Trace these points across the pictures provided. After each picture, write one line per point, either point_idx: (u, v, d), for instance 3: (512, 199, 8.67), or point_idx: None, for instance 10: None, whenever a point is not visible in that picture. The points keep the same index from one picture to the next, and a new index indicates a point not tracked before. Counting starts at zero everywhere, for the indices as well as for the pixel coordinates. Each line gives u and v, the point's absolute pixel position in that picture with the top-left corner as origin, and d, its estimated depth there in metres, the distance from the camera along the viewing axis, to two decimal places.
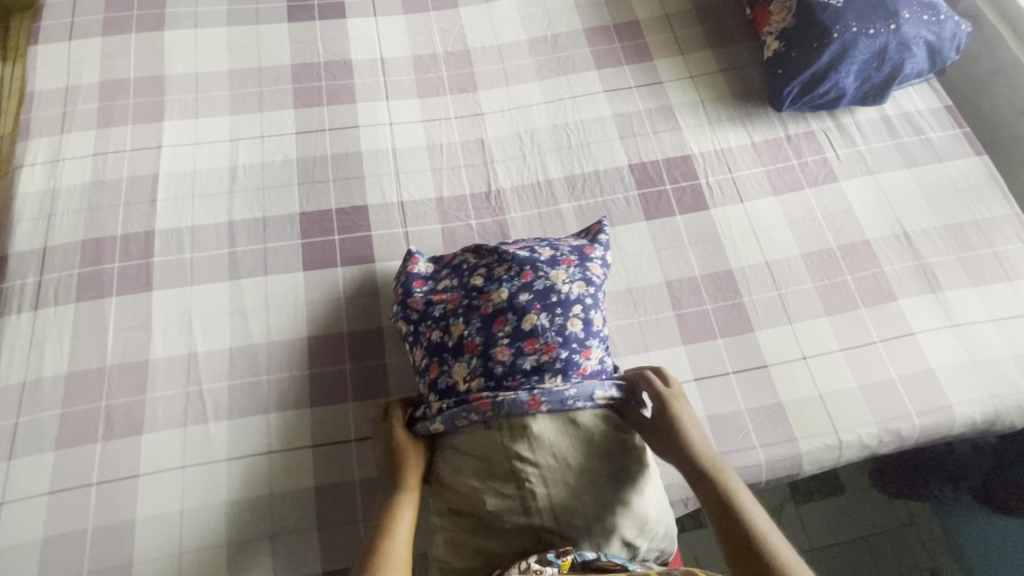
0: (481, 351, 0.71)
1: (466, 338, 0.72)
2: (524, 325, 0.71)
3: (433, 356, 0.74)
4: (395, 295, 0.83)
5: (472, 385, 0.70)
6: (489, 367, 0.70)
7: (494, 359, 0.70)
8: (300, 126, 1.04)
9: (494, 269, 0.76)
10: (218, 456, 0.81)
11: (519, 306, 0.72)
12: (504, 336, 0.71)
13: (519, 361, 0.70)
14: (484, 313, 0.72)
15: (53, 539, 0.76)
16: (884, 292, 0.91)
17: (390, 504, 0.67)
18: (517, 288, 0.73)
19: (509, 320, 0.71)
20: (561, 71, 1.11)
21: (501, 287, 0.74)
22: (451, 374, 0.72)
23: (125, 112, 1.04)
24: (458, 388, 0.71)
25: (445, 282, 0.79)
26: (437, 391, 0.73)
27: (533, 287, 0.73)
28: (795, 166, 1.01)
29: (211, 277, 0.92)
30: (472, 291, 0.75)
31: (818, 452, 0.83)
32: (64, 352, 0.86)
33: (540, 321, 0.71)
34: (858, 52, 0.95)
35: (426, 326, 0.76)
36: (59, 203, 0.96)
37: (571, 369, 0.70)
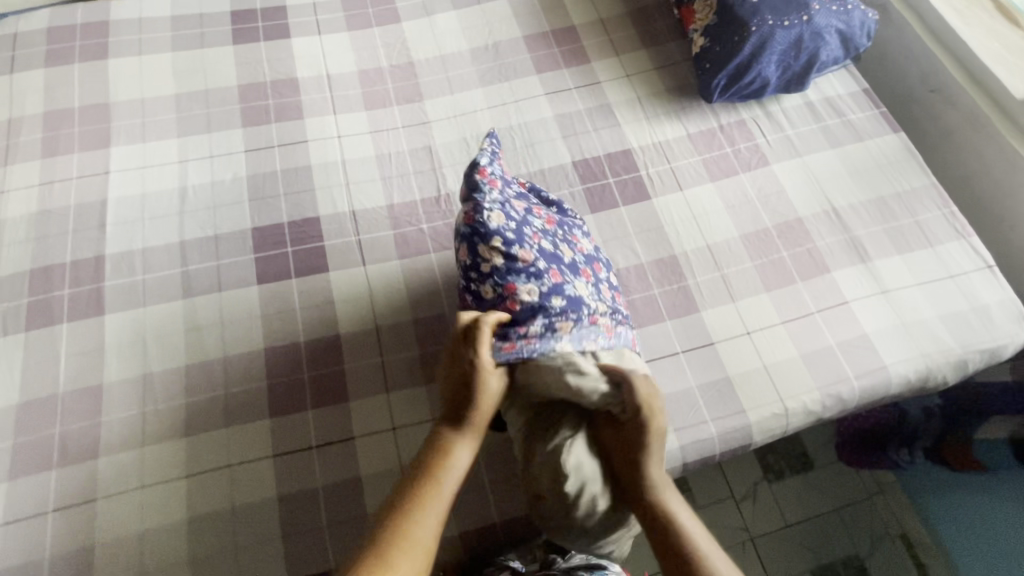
0: (586, 278, 0.80)
1: (578, 262, 0.81)
2: (609, 278, 0.86)
3: (551, 261, 0.77)
4: (467, 198, 0.78)
5: (581, 304, 0.76)
6: (595, 296, 0.79)
7: (588, 287, 0.79)
8: (249, 144, 1.06)
9: (567, 219, 0.87)
10: (178, 474, 0.81)
11: (598, 260, 0.86)
12: (597, 275, 0.83)
13: (615, 303, 0.83)
14: (577, 247, 0.83)
15: (9, 571, 0.75)
16: (817, 265, 0.96)
17: (446, 448, 0.70)
18: (592, 246, 0.88)
19: (599, 269, 0.84)
20: (503, 77, 1.15)
21: (582, 238, 0.86)
22: (565, 285, 0.76)
23: (71, 141, 1.04)
24: (574, 304, 0.75)
25: (530, 202, 0.84)
26: (549, 303, 0.74)
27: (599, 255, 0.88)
28: (728, 153, 1.06)
29: (164, 297, 0.92)
30: (562, 227, 0.84)
31: (766, 421, 0.87)
32: (15, 381, 0.85)
33: (609, 277, 0.86)
34: (776, 43, 1.01)
35: (531, 230, 0.77)
36: (5, 235, 0.96)
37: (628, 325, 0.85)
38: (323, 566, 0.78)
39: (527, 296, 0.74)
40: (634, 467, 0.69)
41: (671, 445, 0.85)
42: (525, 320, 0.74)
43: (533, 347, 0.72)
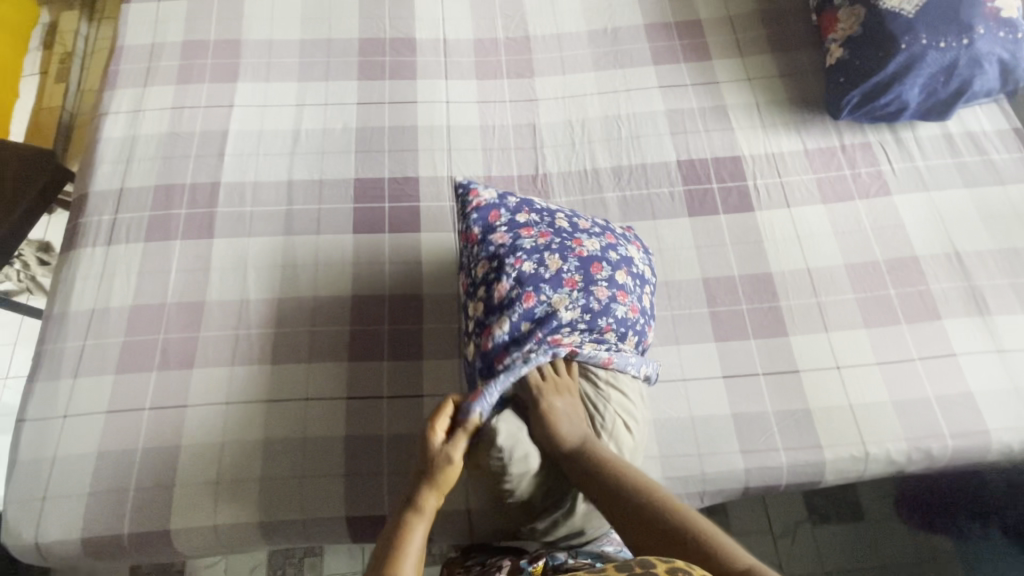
0: (577, 292, 0.77)
1: (566, 272, 0.77)
2: (619, 280, 0.79)
3: (527, 283, 0.76)
4: (466, 228, 0.81)
5: (558, 326, 0.76)
6: (585, 312, 0.76)
7: (573, 302, 0.76)
8: (362, 97, 1.09)
9: (576, 224, 0.83)
10: (260, 397, 0.86)
11: (614, 264, 0.80)
12: (599, 284, 0.78)
13: (612, 308, 0.77)
14: (575, 254, 0.79)
15: (105, 454, 0.82)
16: (928, 310, 0.89)
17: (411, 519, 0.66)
18: (607, 244, 0.82)
19: (608, 273, 0.79)
20: (618, 64, 1.12)
21: (595, 241, 0.81)
22: (542, 307, 0.76)
23: (203, 71, 1.10)
24: (552, 328, 0.75)
25: (529, 215, 0.82)
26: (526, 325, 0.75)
27: (619, 256, 0.82)
28: (847, 176, 1.00)
29: (268, 231, 0.98)
30: (563, 232, 0.81)
31: (842, 462, 0.83)
32: (131, 285, 0.93)
33: (626, 278, 0.80)
34: (925, 65, 0.93)
35: (515, 255, 0.77)
36: (137, 150, 1.03)
37: (638, 334, 0.80)
38: (378, 509, 0.82)
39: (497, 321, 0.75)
40: (574, 451, 0.72)
41: (736, 466, 0.83)
42: (495, 340, 0.75)
43: (500, 367, 0.74)
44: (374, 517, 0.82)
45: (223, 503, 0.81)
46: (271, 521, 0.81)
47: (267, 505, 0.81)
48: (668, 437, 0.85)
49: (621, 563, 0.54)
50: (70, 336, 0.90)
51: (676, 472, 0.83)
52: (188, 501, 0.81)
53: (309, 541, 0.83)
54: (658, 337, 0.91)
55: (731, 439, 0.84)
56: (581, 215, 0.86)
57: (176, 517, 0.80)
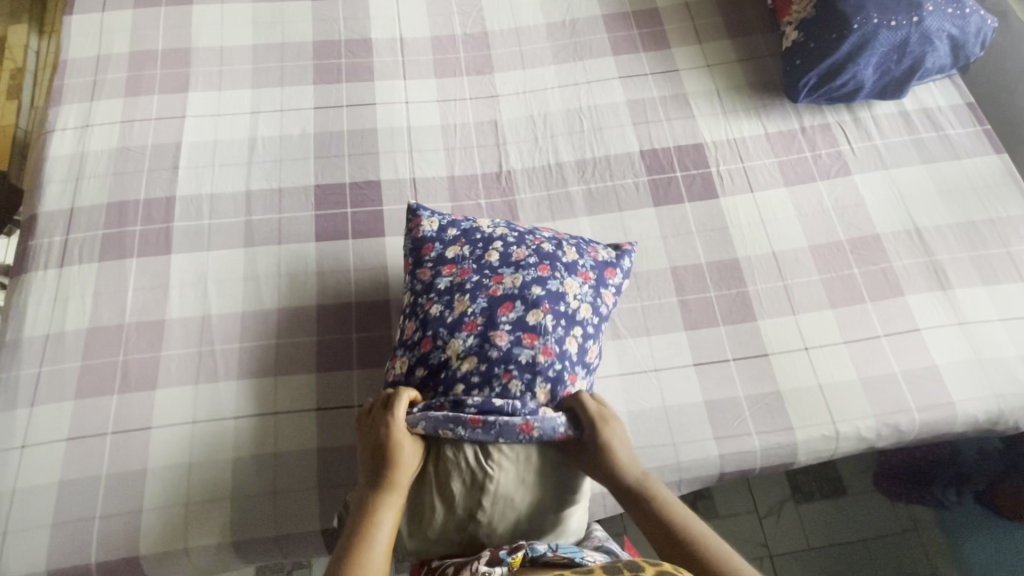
0: (480, 337, 0.73)
1: (469, 315, 0.75)
2: (528, 322, 0.74)
3: (427, 327, 0.75)
4: (405, 256, 0.84)
5: (458, 375, 0.72)
6: (484, 360, 0.72)
7: (477, 349, 0.73)
8: (319, 101, 1.07)
9: (511, 254, 0.79)
10: (227, 414, 0.84)
11: (531, 302, 0.75)
12: (504, 327, 0.74)
13: (511, 356, 0.72)
14: (489, 294, 0.76)
15: (68, 482, 0.80)
16: (891, 286, 0.91)
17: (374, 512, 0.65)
18: (533, 279, 0.77)
19: (520, 314, 0.74)
20: (578, 56, 1.11)
21: (520, 273, 0.78)
22: (446, 352, 0.74)
23: (152, 82, 1.07)
24: (452, 377, 0.72)
25: (460, 249, 0.81)
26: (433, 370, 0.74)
27: (548, 290, 0.76)
28: (808, 158, 1.00)
29: (227, 243, 0.95)
30: (485, 268, 0.78)
31: (815, 442, 0.84)
32: (87, 307, 0.90)
33: (545, 317, 0.74)
34: (878, 44, 0.94)
35: (428, 295, 0.78)
36: (87, 167, 1.00)
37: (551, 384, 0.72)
38: None
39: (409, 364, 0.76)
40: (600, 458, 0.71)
41: (711, 453, 0.83)
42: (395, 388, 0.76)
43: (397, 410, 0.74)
44: None
45: (193, 525, 0.79)
46: (244, 540, 0.79)
47: (239, 524, 0.80)
48: (642, 429, 0.85)
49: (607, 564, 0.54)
50: (25, 363, 0.87)
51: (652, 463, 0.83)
52: (156, 525, 0.79)
53: (286, 557, 0.82)
54: (628, 329, 0.91)
55: (705, 427, 0.85)
56: (534, 235, 0.83)
57: (144, 542, 0.78)
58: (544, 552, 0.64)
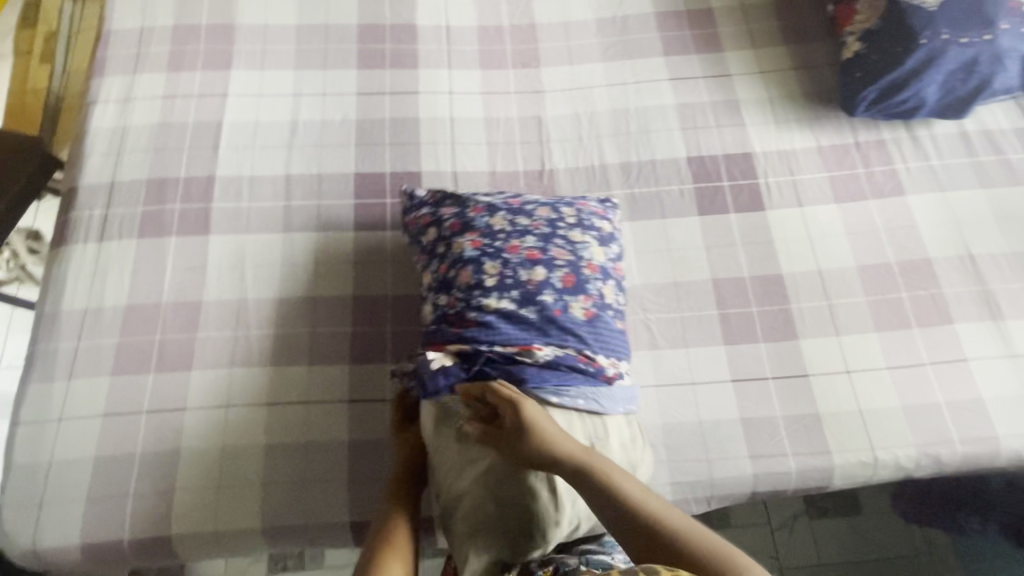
0: (484, 252, 0.76)
1: None
2: None
3: None
4: None
5: (479, 305, 0.74)
6: (444, 282, 0.77)
7: (489, 272, 0.75)
8: (361, 87, 1.05)
9: (414, 231, 0.84)
10: (261, 400, 0.85)
11: (527, 226, 0.79)
12: (511, 240, 0.78)
13: None
14: (471, 222, 0.79)
15: (103, 458, 0.81)
16: (939, 313, 0.88)
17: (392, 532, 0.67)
18: None
19: (524, 236, 0.78)
20: (627, 54, 1.08)
21: (437, 229, 0.81)
22: (459, 284, 0.76)
23: (195, 58, 1.06)
24: (478, 307, 0.74)
25: None
26: (458, 309, 0.75)
27: (424, 235, 0.81)
28: (860, 175, 0.97)
29: (266, 227, 0.94)
30: None
31: (851, 467, 0.82)
32: (125, 284, 0.90)
33: (544, 231, 0.79)
34: (946, 61, 0.90)
35: None
36: (128, 141, 0.99)
37: (586, 294, 0.76)
38: None
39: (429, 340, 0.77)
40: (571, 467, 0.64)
41: (745, 471, 0.82)
42: None
43: None
44: None
45: (224, 508, 0.80)
46: (273, 526, 0.80)
47: (270, 511, 0.80)
48: (675, 443, 0.84)
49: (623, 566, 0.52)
50: (63, 336, 0.87)
51: (684, 477, 0.82)
52: (188, 506, 0.79)
53: (312, 545, 0.82)
54: (666, 340, 0.89)
55: (740, 445, 0.84)
56: None
57: (176, 522, 0.79)
58: (575, 568, 0.64)
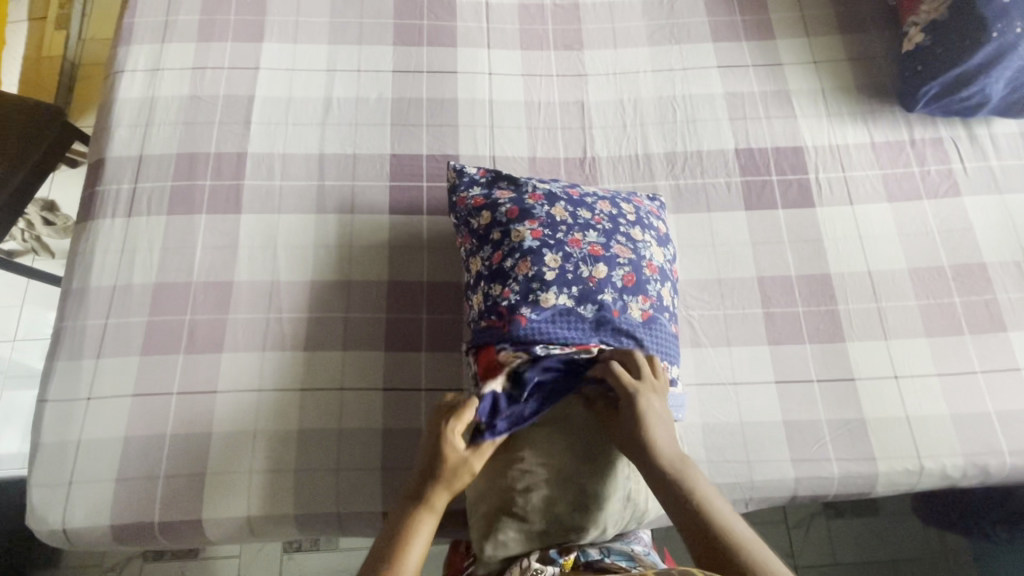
0: (545, 244, 0.74)
1: None
2: None
3: None
4: None
5: (536, 299, 0.72)
6: (501, 270, 0.74)
7: (549, 264, 0.73)
8: (398, 64, 1.01)
9: (464, 212, 0.80)
10: (294, 385, 0.83)
11: (589, 220, 0.77)
12: (574, 233, 0.75)
13: None
14: (532, 209, 0.77)
15: (133, 439, 0.79)
16: (993, 320, 0.86)
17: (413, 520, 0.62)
18: None
19: (586, 230, 0.76)
20: (674, 39, 1.04)
21: (492, 214, 0.78)
22: (516, 275, 0.73)
23: (226, 29, 1.02)
24: (533, 302, 0.71)
25: None
26: (511, 301, 0.72)
27: (479, 218, 0.78)
28: (915, 173, 0.94)
29: (298, 208, 0.92)
30: None
31: (896, 475, 0.80)
32: (154, 261, 0.87)
33: (605, 226, 0.77)
34: (1016, 56, 0.85)
35: None
36: (156, 114, 0.96)
37: (645, 295, 0.75)
38: None
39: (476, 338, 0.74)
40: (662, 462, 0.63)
41: (787, 475, 0.80)
42: None
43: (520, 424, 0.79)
44: None
45: (256, 494, 0.78)
46: (305, 513, 0.78)
47: (302, 498, 0.79)
48: (716, 443, 0.82)
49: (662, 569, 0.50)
50: (91, 313, 0.85)
51: (724, 479, 0.81)
52: (220, 490, 0.78)
53: (343, 533, 0.81)
54: (709, 338, 0.87)
55: (782, 448, 0.82)
56: None
57: (207, 506, 0.77)
58: (596, 558, 0.62)
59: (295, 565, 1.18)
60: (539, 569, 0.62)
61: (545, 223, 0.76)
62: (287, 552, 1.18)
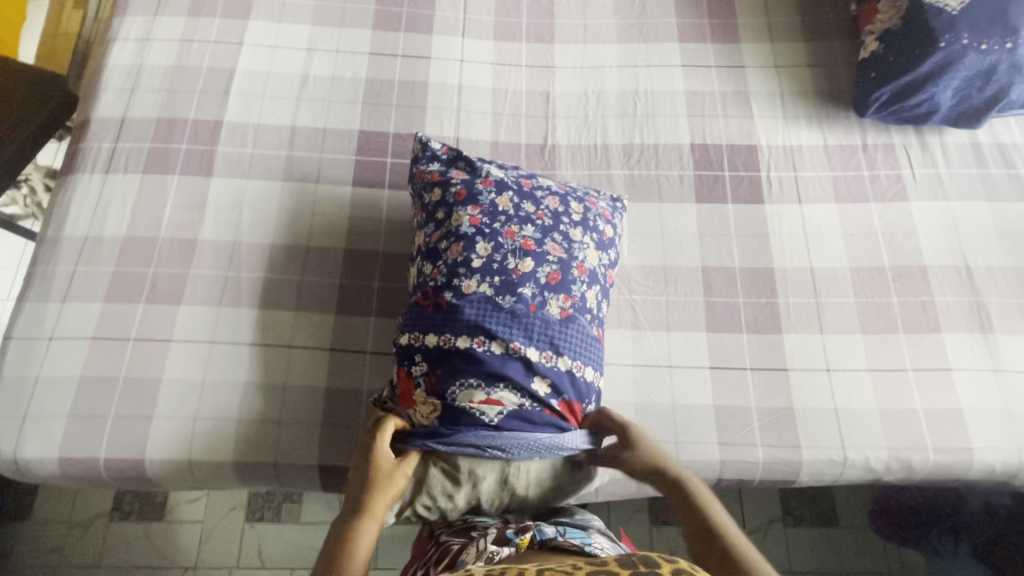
0: (480, 232, 0.76)
1: None
2: None
3: None
4: None
5: (459, 283, 0.74)
6: (436, 251, 0.77)
7: (478, 252, 0.75)
8: (374, 47, 1.06)
9: (420, 184, 0.85)
10: (245, 340, 0.86)
11: (530, 213, 0.79)
12: (511, 225, 0.77)
13: None
14: (478, 195, 0.79)
15: (88, 380, 0.83)
16: (928, 321, 0.87)
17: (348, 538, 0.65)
18: None
19: (524, 224, 0.78)
20: (642, 38, 1.08)
21: (442, 192, 0.81)
22: (447, 257, 0.76)
23: (215, 6, 1.07)
24: (455, 286, 0.74)
25: None
26: (438, 283, 0.75)
27: (430, 197, 0.82)
28: (864, 177, 0.96)
29: (266, 174, 0.96)
30: None
31: (820, 464, 0.82)
32: (126, 216, 0.92)
33: (545, 222, 0.79)
34: (963, 67, 0.88)
35: None
36: (142, 80, 1.01)
37: (567, 294, 0.75)
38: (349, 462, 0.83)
39: (406, 320, 0.76)
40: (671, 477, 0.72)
41: (712, 456, 0.82)
42: None
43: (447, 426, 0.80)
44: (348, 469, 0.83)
45: (199, 440, 0.82)
46: (244, 462, 0.82)
47: (242, 447, 0.82)
48: (646, 422, 0.84)
49: (621, 559, 0.51)
50: (62, 261, 0.89)
51: None
52: (165, 434, 0.81)
53: (281, 485, 0.84)
54: (649, 322, 0.90)
55: (710, 431, 0.84)
56: None
57: (151, 448, 0.81)
58: (551, 537, 0.67)
59: (255, 533, 1.21)
60: (495, 549, 0.66)
61: (485, 210, 0.78)
62: (249, 520, 1.22)
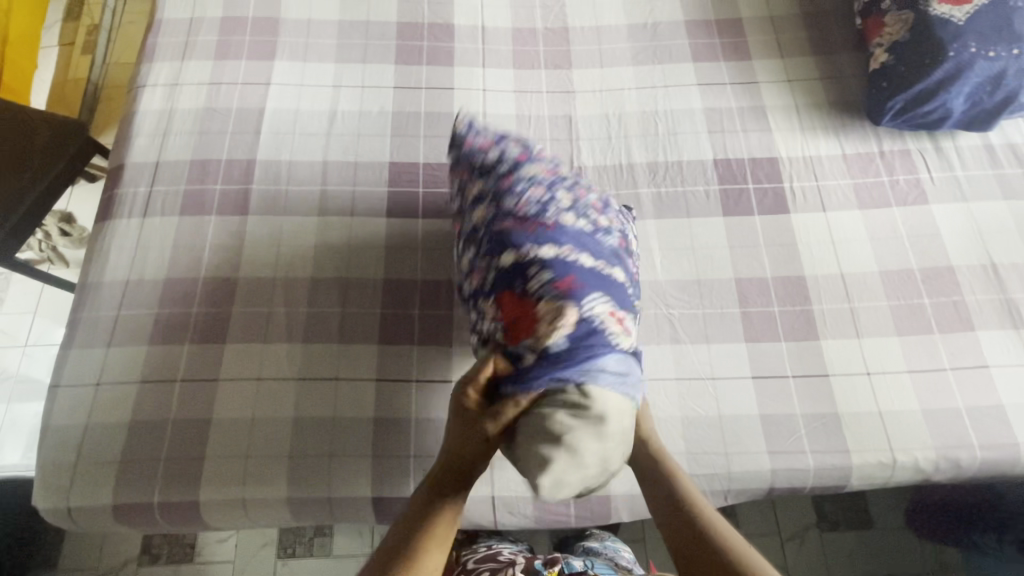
0: (568, 187, 0.75)
1: None
2: None
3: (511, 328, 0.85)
4: None
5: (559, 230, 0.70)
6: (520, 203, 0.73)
7: (568, 205, 0.73)
8: (399, 81, 1.09)
9: (472, 153, 0.80)
10: (292, 375, 0.87)
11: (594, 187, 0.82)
12: (587, 190, 0.78)
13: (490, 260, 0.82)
14: (550, 161, 0.79)
15: (137, 424, 0.83)
16: (961, 320, 0.89)
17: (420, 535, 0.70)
18: None
19: (595, 192, 0.80)
20: (657, 59, 1.11)
21: (507, 155, 0.78)
22: (536, 209, 0.72)
23: (241, 48, 1.10)
24: (554, 232, 0.70)
25: None
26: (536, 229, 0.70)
27: (490, 157, 0.78)
28: (884, 183, 0.99)
29: (301, 210, 0.98)
30: None
31: (869, 468, 0.83)
32: (166, 257, 0.93)
33: (607, 198, 0.82)
34: (973, 74, 0.91)
35: None
36: (174, 123, 1.03)
37: (633, 268, 0.79)
38: (403, 491, 0.83)
39: (501, 264, 0.70)
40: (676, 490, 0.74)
41: (764, 466, 0.83)
42: None
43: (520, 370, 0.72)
44: (402, 498, 0.83)
45: (252, 479, 0.82)
46: (298, 498, 0.82)
47: (296, 483, 0.82)
48: (695, 436, 0.85)
49: None
50: (104, 305, 0.90)
51: (702, 471, 0.84)
52: (217, 474, 0.81)
53: (334, 519, 0.84)
54: (688, 335, 0.91)
55: (759, 440, 0.85)
56: None
57: (204, 489, 0.81)
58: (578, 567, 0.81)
59: (290, 569, 1.19)
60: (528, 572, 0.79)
61: (560, 172, 0.78)
62: (283, 557, 1.20)
